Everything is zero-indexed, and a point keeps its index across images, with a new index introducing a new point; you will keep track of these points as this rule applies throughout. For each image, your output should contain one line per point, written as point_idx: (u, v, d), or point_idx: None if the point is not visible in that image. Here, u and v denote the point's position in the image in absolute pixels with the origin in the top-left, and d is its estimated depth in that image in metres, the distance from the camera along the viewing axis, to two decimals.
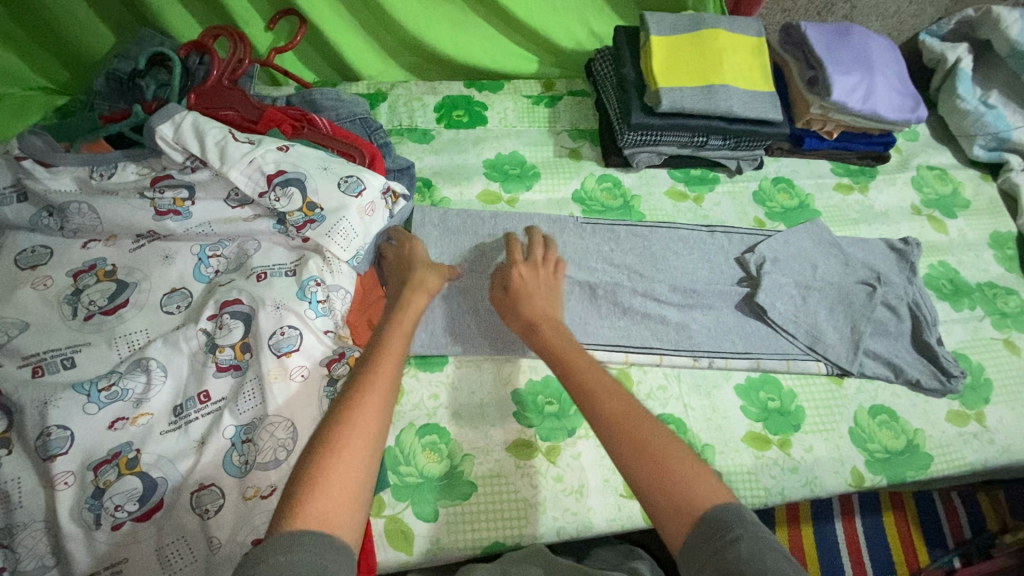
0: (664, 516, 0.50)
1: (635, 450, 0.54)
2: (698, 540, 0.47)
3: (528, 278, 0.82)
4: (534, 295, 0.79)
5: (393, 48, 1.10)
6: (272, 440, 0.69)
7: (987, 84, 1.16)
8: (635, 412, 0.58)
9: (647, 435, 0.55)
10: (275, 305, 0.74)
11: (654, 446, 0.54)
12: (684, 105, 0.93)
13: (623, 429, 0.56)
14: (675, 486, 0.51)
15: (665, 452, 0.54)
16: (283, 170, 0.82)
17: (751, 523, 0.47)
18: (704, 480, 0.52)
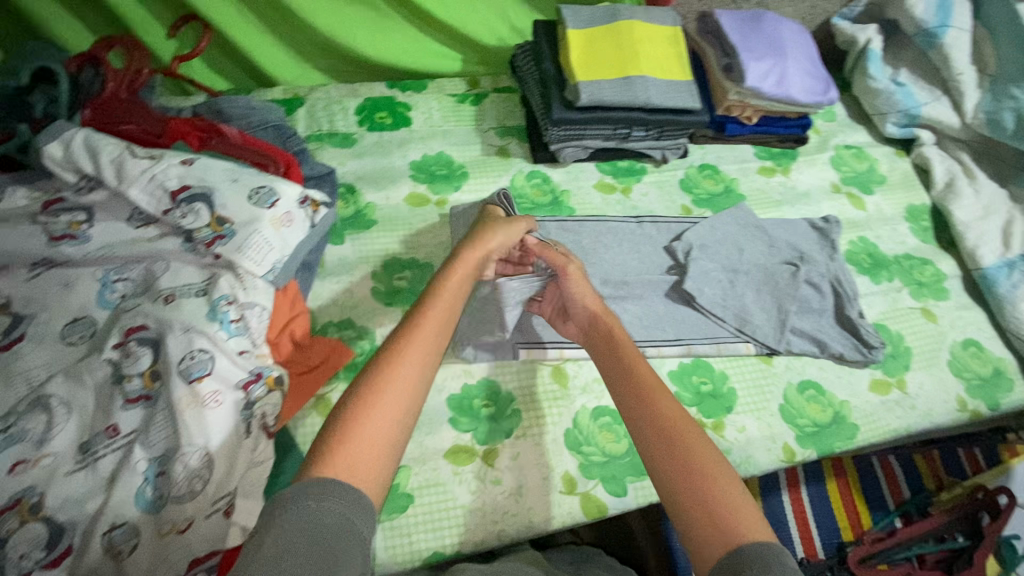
0: (699, 531, 0.50)
1: (685, 454, 0.55)
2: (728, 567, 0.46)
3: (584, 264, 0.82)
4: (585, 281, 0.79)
5: (309, 51, 1.07)
6: (186, 471, 0.65)
7: (896, 63, 1.21)
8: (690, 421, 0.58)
9: (698, 444, 0.56)
10: (184, 329, 0.70)
11: (707, 460, 0.54)
12: (603, 98, 0.93)
13: (673, 431, 0.57)
14: (723, 517, 0.50)
15: (719, 468, 0.54)
16: (188, 186, 0.78)
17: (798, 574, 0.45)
18: (752, 511, 0.51)
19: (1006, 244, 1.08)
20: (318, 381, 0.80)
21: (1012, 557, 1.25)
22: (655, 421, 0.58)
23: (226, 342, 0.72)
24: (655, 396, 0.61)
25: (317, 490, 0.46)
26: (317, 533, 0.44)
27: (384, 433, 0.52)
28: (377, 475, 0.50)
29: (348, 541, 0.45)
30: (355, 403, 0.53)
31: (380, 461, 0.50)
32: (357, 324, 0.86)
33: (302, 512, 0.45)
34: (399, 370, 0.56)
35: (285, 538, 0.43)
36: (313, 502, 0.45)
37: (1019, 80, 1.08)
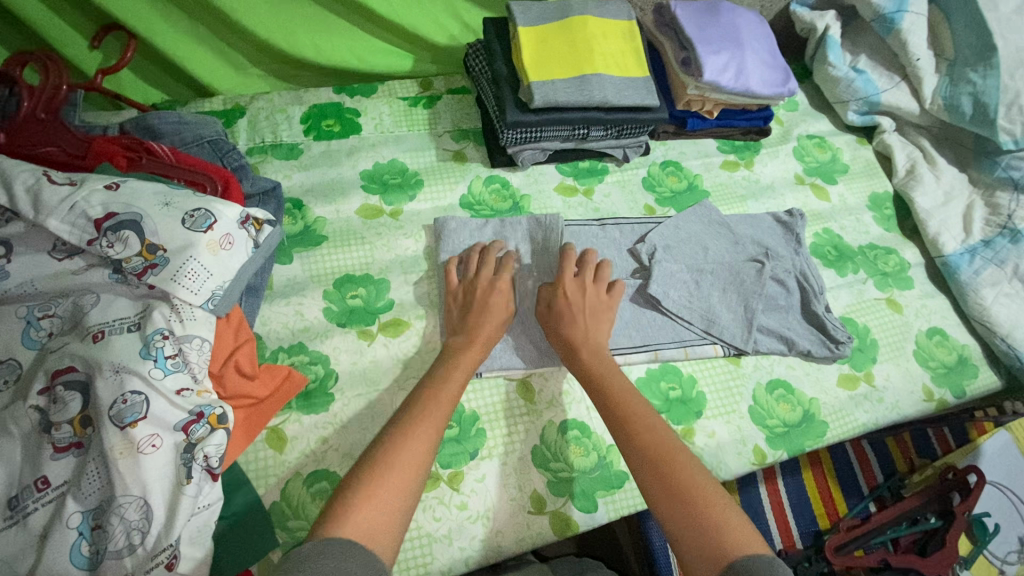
0: (695, 558, 0.55)
1: (671, 487, 0.60)
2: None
3: (575, 297, 0.83)
4: (575, 314, 0.82)
5: (248, 57, 1.01)
6: (123, 523, 0.61)
7: (856, 49, 1.19)
8: (675, 452, 0.64)
9: (686, 474, 0.61)
10: (114, 370, 0.65)
11: (692, 486, 0.60)
12: (558, 98, 0.90)
13: (664, 466, 0.62)
14: (713, 537, 0.55)
15: (704, 493, 0.59)
16: (113, 213, 0.73)
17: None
18: (740, 528, 0.56)
19: (967, 230, 1.08)
20: (264, 416, 0.76)
21: (982, 535, 1.26)
22: (643, 458, 0.64)
23: (162, 381, 0.67)
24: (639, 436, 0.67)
25: (333, 548, 0.50)
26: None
27: (392, 492, 0.57)
28: (389, 533, 0.55)
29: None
30: (371, 470, 0.58)
31: (391, 519, 0.55)
32: (309, 348, 0.82)
33: (318, 566, 0.48)
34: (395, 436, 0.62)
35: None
36: (330, 559, 0.49)
37: (975, 64, 1.08)
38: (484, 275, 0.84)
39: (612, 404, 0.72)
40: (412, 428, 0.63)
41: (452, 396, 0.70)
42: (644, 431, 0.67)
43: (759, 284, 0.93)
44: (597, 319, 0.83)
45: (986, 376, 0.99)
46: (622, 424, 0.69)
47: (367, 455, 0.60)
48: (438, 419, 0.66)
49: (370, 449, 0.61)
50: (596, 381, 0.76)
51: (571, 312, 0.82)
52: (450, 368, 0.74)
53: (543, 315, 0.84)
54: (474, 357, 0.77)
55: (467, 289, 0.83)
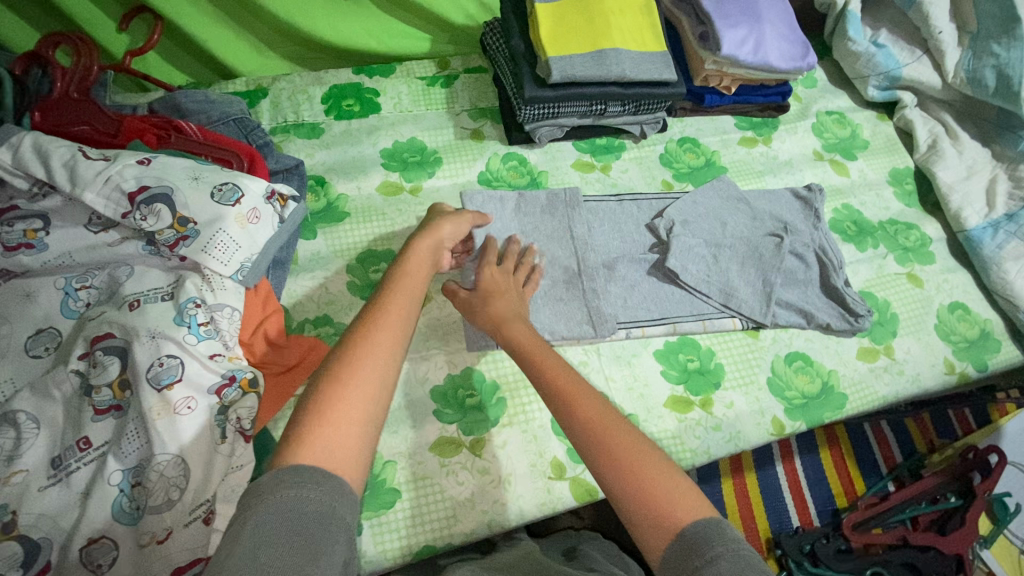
0: (643, 526, 0.51)
1: (611, 457, 0.55)
2: (675, 553, 0.48)
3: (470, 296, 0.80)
4: (502, 296, 0.79)
5: (269, 40, 1.03)
6: (162, 480, 0.63)
7: (875, 24, 1.18)
8: (612, 417, 0.59)
9: (624, 441, 0.56)
10: (150, 335, 0.67)
11: (634, 454, 0.55)
12: (575, 74, 0.90)
13: (601, 433, 0.57)
14: (655, 505, 0.52)
15: (646, 459, 0.55)
16: (146, 187, 0.75)
17: (733, 542, 0.47)
18: (684, 494, 0.52)
19: (990, 204, 1.06)
20: (293, 383, 0.77)
21: (1004, 514, 1.25)
22: (580, 428, 0.58)
23: (195, 346, 0.69)
24: (572, 404, 0.60)
25: (292, 477, 0.46)
26: (298, 522, 0.44)
27: (349, 420, 0.51)
28: (350, 459, 0.50)
29: (328, 526, 0.45)
30: (325, 397, 0.52)
31: (350, 449, 0.50)
32: (334, 320, 0.84)
33: (278, 498, 0.45)
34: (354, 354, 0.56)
35: (262, 527, 0.43)
36: (287, 490, 0.45)
37: (999, 37, 1.06)
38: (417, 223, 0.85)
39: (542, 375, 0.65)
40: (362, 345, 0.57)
41: (408, 304, 0.63)
42: (578, 396, 0.61)
43: (778, 258, 0.93)
44: (513, 305, 0.79)
45: (1009, 350, 0.98)
46: (555, 396, 0.62)
47: (313, 386, 0.54)
48: (401, 326, 0.61)
49: (324, 367, 0.56)
50: (523, 356, 0.69)
51: (488, 296, 0.79)
52: (401, 274, 0.68)
53: (461, 301, 0.81)
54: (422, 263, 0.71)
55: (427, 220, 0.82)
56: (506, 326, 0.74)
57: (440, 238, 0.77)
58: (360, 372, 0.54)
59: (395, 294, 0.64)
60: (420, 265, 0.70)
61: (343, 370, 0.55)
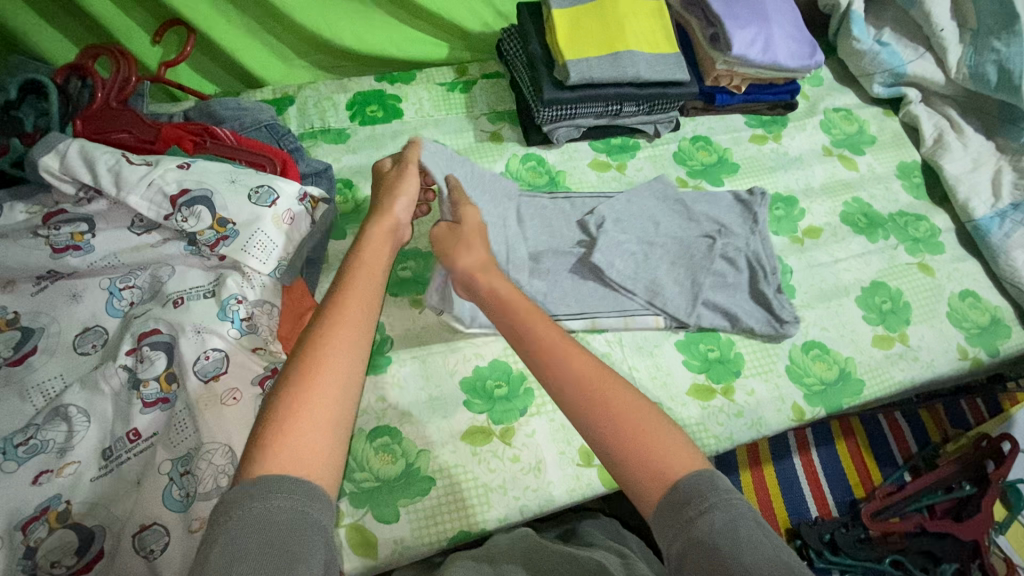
0: (637, 487, 0.50)
1: (594, 420, 0.53)
2: (667, 507, 0.48)
3: (446, 238, 0.75)
4: (474, 238, 0.74)
5: (295, 50, 1.07)
6: (211, 467, 0.65)
7: (879, 23, 1.22)
8: (592, 374, 0.56)
9: (605, 401, 0.54)
10: (195, 330, 0.71)
11: (616, 414, 0.53)
12: (592, 75, 0.94)
13: (582, 394, 0.54)
14: (646, 457, 0.51)
15: (632, 415, 0.53)
16: (187, 190, 0.78)
17: (725, 492, 0.47)
18: (672, 450, 0.51)
19: (997, 195, 1.09)
20: None
21: (1018, 501, 1.27)
22: (559, 395, 0.55)
23: (237, 340, 0.73)
24: (549, 365, 0.57)
25: (262, 488, 0.45)
26: (272, 530, 0.43)
27: (311, 412, 0.50)
28: (320, 457, 0.49)
29: (306, 527, 0.45)
30: (283, 395, 0.51)
31: (321, 444, 0.49)
32: None
33: (248, 513, 0.44)
34: (310, 351, 0.54)
35: (234, 542, 0.42)
36: (258, 502, 0.44)
37: (999, 33, 1.10)
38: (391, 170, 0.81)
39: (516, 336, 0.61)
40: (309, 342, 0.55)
41: (357, 291, 0.61)
42: (564, 349, 0.58)
43: (708, 259, 0.92)
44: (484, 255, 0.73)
45: (1020, 335, 1.00)
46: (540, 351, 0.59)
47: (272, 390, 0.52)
48: (352, 311, 0.59)
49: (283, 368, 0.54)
50: (499, 309, 0.65)
51: (467, 240, 0.74)
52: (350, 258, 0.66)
53: (440, 239, 0.76)
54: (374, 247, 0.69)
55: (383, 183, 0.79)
56: (478, 277, 0.69)
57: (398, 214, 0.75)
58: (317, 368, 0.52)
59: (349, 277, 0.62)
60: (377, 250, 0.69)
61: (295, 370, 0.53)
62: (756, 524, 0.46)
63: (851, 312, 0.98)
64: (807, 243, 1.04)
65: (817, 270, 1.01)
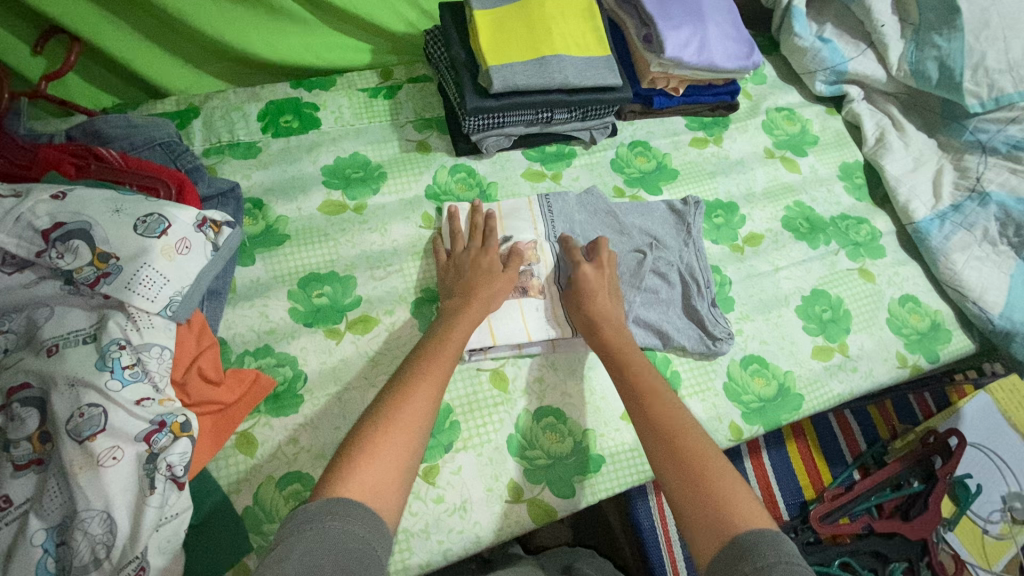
0: (698, 531, 0.55)
1: (679, 458, 0.61)
2: (725, 558, 0.51)
3: (594, 279, 0.83)
4: (596, 295, 0.82)
5: (200, 57, 0.99)
6: (88, 538, 0.59)
7: (821, 18, 1.18)
8: (692, 428, 0.64)
9: (696, 447, 0.61)
10: (70, 383, 0.64)
11: (702, 461, 0.60)
12: (517, 82, 0.88)
13: (674, 441, 0.62)
14: (717, 510, 0.55)
15: (717, 467, 0.59)
16: (61, 223, 0.70)
17: (789, 557, 0.50)
18: (747, 505, 0.56)
19: (937, 195, 1.07)
20: (234, 420, 0.74)
21: (965, 496, 1.28)
22: (655, 433, 0.64)
23: (119, 392, 0.65)
24: (654, 408, 0.66)
25: (337, 509, 0.52)
26: (343, 552, 0.49)
27: (391, 445, 0.59)
28: (392, 495, 0.56)
29: (367, 562, 0.50)
30: (373, 427, 0.60)
31: (394, 480, 0.57)
32: (275, 350, 0.81)
33: (321, 530, 0.50)
34: (409, 396, 0.64)
35: (308, 549, 0.48)
36: (337, 520, 0.51)
37: (940, 28, 1.07)
38: (476, 247, 0.86)
39: (629, 378, 0.72)
40: (410, 394, 0.64)
41: (448, 364, 0.70)
42: (660, 404, 0.67)
43: (637, 276, 0.90)
44: (615, 304, 0.83)
45: (959, 339, 0.99)
46: (640, 400, 0.68)
47: (365, 422, 0.61)
48: (439, 377, 0.67)
49: (371, 411, 0.63)
50: (614, 360, 0.75)
51: (595, 291, 0.82)
52: (450, 325, 0.75)
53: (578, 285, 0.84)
54: (476, 314, 0.78)
55: (461, 262, 0.85)
56: (600, 329, 0.79)
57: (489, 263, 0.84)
58: (405, 412, 0.62)
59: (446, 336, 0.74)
60: (470, 317, 0.77)
61: (384, 412, 0.62)
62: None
63: (790, 322, 0.95)
64: (747, 251, 1.01)
65: (757, 280, 0.98)
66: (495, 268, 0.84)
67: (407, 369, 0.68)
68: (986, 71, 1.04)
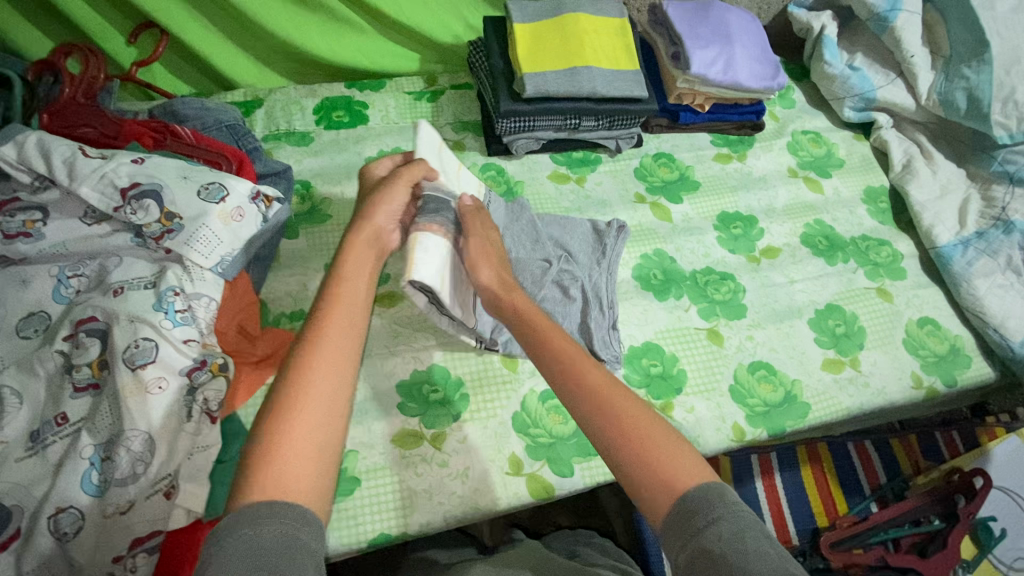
0: (646, 496, 0.54)
1: (612, 428, 0.58)
2: (674, 519, 0.51)
3: (487, 248, 0.80)
4: (492, 263, 0.78)
5: (269, 55, 1.11)
6: (129, 454, 0.66)
7: (852, 48, 1.22)
8: (622, 397, 0.61)
9: (625, 412, 0.59)
10: (129, 319, 0.72)
11: (635, 426, 0.58)
12: (548, 89, 0.96)
13: (603, 410, 0.59)
14: (660, 472, 0.54)
15: (654, 435, 0.57)
16: (138, 183, 0.80)
17: (733, 504, 0.50)
18: (689, 463, 0.55)
19: (962, 222, 1.07)
20: (266, 373, 0.81)
21: (987, 539, 1.23)
22: (581, 409, 0.60)
23: (171, 332, 0.73)
24: (572, 379, 0.63)
25: (251, 515, 0.47)
26: (264, 553, 0.45)
27: (303, 434, 0.53)
28: (310, 485, 0.51)
29: (297, 553, 0.46)
30: (270, 418, 0.54)
31: (310, 471, 0.52)
32: (309, 315, 0.88)
33: (233, 547, 0.45)
34: (304, 376, 0.57)
35: (223, 564, 0.43)
36: (250, 527, 0.46)
37: (970, 60, 1.09)
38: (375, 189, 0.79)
39: (544, 350, 0.67)
40: (295, 382, 0.56)
41: (340, 333, 0.61)
42: (584, 375, 0.63)
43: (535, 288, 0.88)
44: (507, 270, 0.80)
45: (980, 366, 0.98)
46: (559, 373, 0.64)
47: (259, 418, 0.54)
48: (345, 351, 0.60)
49: (266, 398, 0.56)
50: (527, 328, 0.71)
51: (495, 255, 0.80)
52: (339, 289, 0.66)
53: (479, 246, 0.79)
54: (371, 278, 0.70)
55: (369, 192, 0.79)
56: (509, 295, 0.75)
57: (384, 228, 0.76)
58: (304, 397, 0.55)
59: (331, 303, 0.64)
60: (359, 263, 0.70)
61: (283, 396, 0.55)
62: (766, 536, 0.48)
63: (802, 334, 0.97)
64: (762, 263, 1.03)
65: (770, 291, 1.00)
66: (385, 226, 0.76)
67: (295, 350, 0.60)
68: (1016, 104, 1.06)
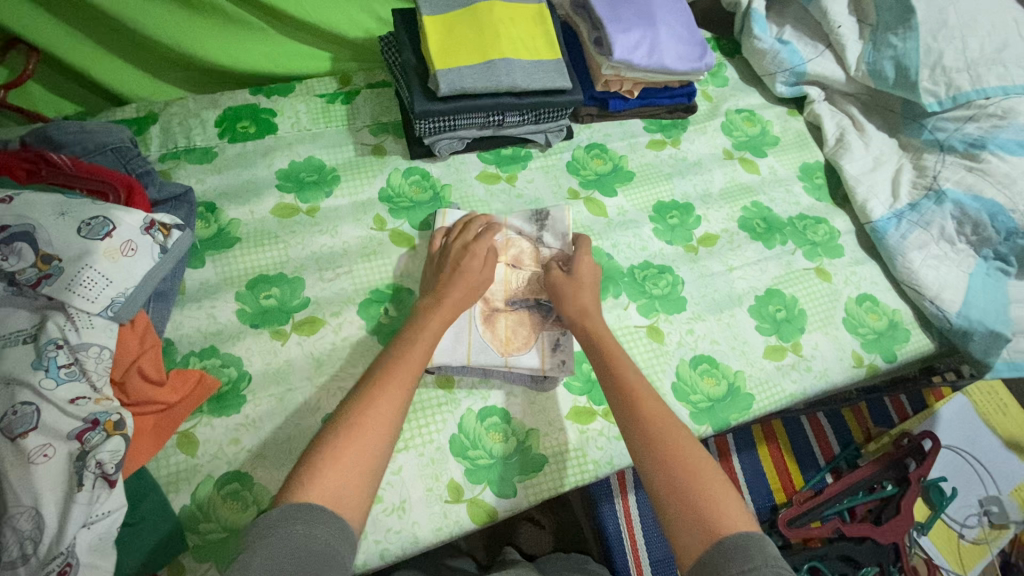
0: (682, 526, 0.57)
1: (667, 452, 0.62)
2: (708, 559, 0.54)
3: (572, 274, 0.86)
4: (575, 291, 0.84)
5: (162, 65, 1.01)
6: (15, 534, 0.60)
7: (780, 21, 1.19)
8: (676, 426, 0.65)
9: (679, 442, 0.63)
10: (4, 381, 0.65)
11: (687, 458, 0.62)
12: (464, 86, 0.90)
13: (657, 435, 0.64)
14: (706, 509, 0.57)
15: (704, 478, 0.60)
16: (6, 226, 0.72)
17: (772, 559, 0.52)
18: (732, 505, 0.58)
19: (895, 195, 1.07)
20: (175, 421, 0.75)
21: (940, 500, 1.26)
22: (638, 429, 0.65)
23: (54, 391, 0.67)
24: (636, 399, 0.68)
25: (303, 514, 0.54)
26: (307, 555, 0.51)
27: (360, 450, 0.60)
28: (357, 499, 0.58)
29: (330, 564, 0.52)
30: (340, 429, 0.62)
31: (355, 486, 0.58)
32: (220, 351, 0.81)
33: (286, 536, 0.52)
34: (372, 399, 0.65)
35: (274, 555, 0.50)
36: (301, 525, 0.53)
37: (895, 29, 1.07)
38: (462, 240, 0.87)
39: (610, 369, 0.73)
40: (369, 403, 0.64)
41: (412, 369, 0.69)
42: (645, 399, 0.68)
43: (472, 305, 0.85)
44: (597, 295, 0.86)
45: (917, 338, 0.99)
46: (620, 391, 0.70)
47: (330, 428, 0.63)
48: (408, 379, 0.68)
49: (341, 410, 0.64)
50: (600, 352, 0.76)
51: (580, 287, 0.85)
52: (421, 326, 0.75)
53: (556, 279, 0.86)
54: (446, 315, 0.78)
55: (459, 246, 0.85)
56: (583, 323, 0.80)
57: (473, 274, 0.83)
58: (369, 416, 0.63)
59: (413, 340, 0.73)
60: (443, 314, 0.78)
61: (350, 415, 0.63)
62: None
63: (742, 322, 0.95)
64: (701, 252, 1.01)
65: (710, 280, 0.98)
66: (473, 265, 0.84)
67: (375, 374, 0.68)
68: (943, 70, 1.05)
